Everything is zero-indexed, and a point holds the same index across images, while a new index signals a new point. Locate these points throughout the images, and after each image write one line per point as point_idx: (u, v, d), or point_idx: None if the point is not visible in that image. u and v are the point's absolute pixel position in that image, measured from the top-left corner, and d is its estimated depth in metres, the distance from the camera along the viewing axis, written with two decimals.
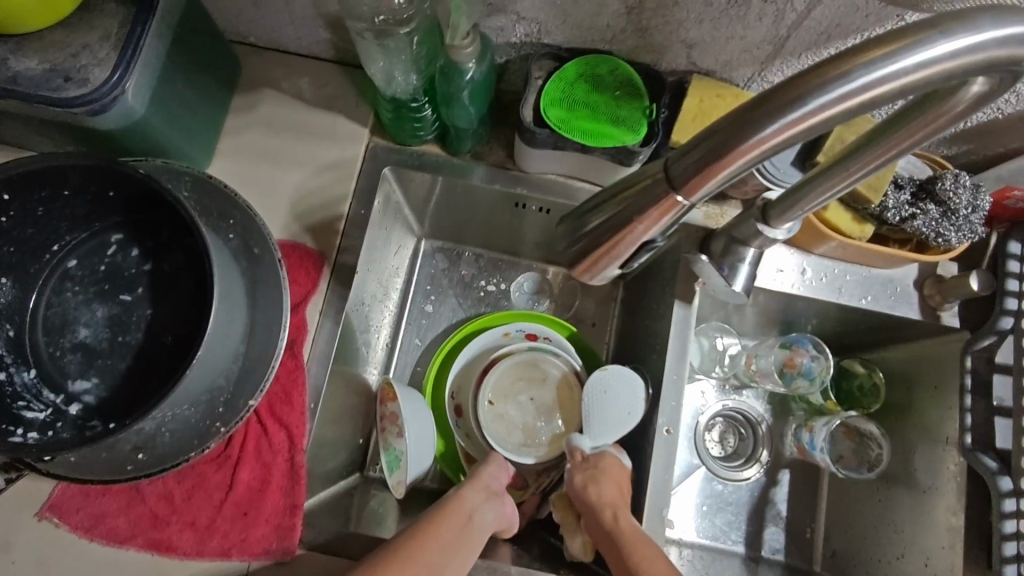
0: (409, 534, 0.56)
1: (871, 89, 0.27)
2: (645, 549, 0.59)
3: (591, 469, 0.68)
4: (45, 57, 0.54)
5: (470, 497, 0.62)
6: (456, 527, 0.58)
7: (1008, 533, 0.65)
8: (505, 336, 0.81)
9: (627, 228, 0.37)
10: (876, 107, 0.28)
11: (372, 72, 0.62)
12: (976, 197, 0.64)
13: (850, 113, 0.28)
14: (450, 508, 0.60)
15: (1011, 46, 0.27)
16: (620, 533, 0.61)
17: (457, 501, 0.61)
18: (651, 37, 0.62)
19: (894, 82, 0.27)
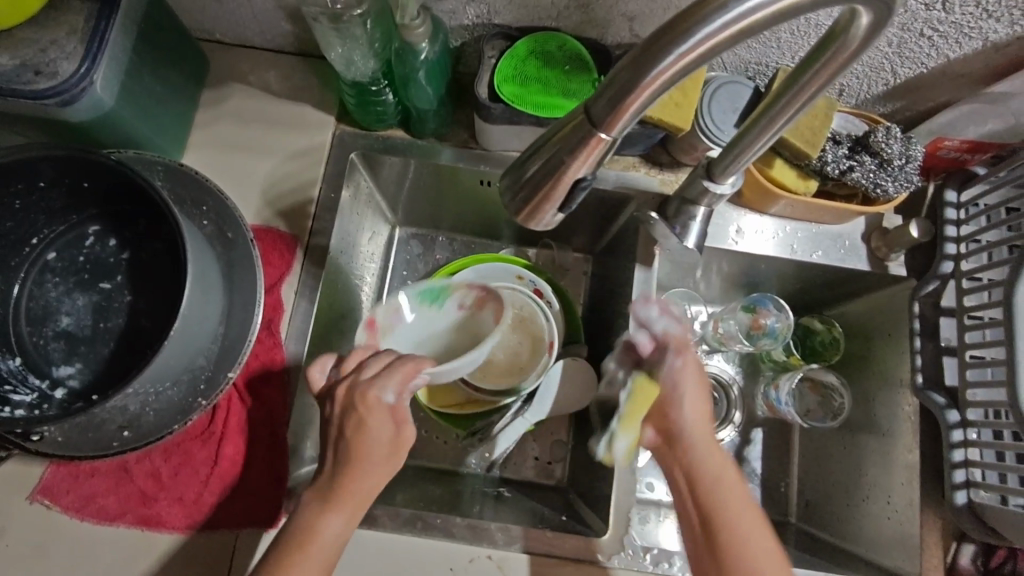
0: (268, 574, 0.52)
1: (745, 18, 0.31)
2: (741, 507, 0.57)
3: (694, 378, 0.62)
4: (15, 53, 0.57)
5: (328, 527, 0.55)
6: (317, 564, 0.53)
7: (957, 461, 0.68)
8: (519, 278, 0.86)
9: (560, 170, 0.39)
10: (756, 32, 0.32)
11: (332, 57, 0.66)
12: (908, 147, 0.69)
13: (733, 41, 0.32)
14: (307, 538, 0.54)
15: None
16: (717, 482, 0.58)
17: (318, 528, 0.55)
18: (594, 12, 0.65)
19: (762, 12, 0.31)
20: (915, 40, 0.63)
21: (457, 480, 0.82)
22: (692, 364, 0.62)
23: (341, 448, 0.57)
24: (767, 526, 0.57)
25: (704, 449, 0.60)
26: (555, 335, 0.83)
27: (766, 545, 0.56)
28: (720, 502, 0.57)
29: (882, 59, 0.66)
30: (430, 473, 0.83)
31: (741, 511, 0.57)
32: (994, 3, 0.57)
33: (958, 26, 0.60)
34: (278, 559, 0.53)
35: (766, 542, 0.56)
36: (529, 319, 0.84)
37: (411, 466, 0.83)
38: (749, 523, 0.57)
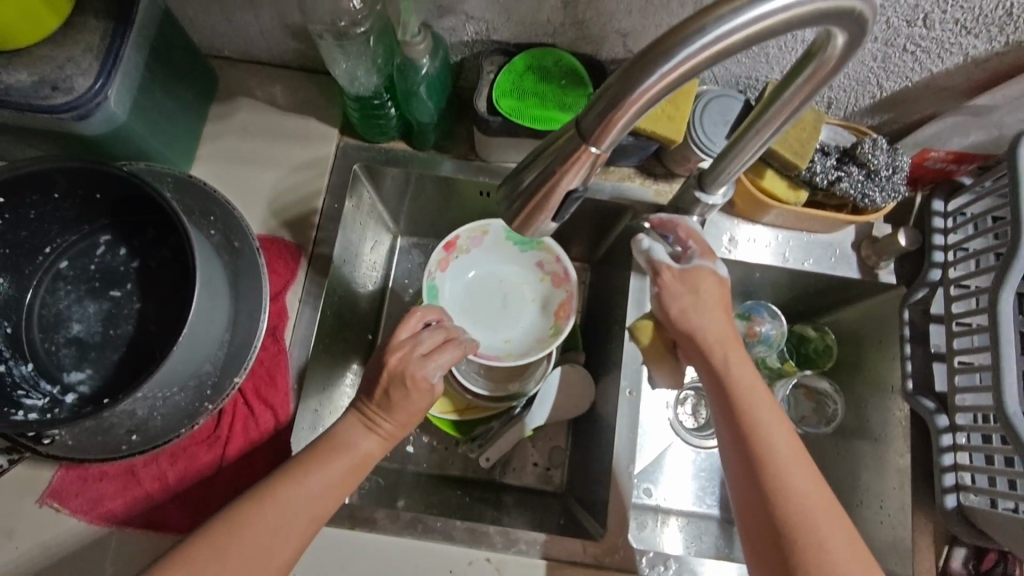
0: (292, 464, 0.57)
1: (722, 40, 0.33)
2: (776, 427, 0.56)
3: (713, 294, 0.64)
4: (33, 70, 0.59)
5: (359, 441, 0.60)
6: (341, 469, 0.58)
7: (947, 465, 0.70)
8: (546, 260, 0.84)
9: (552, 182, 0.40)
10: (734, 53, 0.35)
11: (336, 73, 0.68)
12: (894, 158, 0.70)
13: (713, 60, 0.34)
14: (335, 446, 0.59)
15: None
16: (750, 400, 0.58)
17: (346, 437, 0.60)
18: (589, 29, 0.68)
19: (739, 33, 0.33)
20: (899, 55, 0.65)
21: (457, 486, 0.83)
22: (715, 290, 0.64)
23: (383, 399, 0.61)
24: (805, 453, 0.56)
25: (738, 366, 0.60)
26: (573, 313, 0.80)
27: (809, 468, 0.55)
28: (756, 423, 0.56)
29: (868, 73, 0.69)
30: (430, 478, 0.84)
31: (778, 433, 0.56)
32: (972, 20, 0.59)
33: (939, 42, 0.63)
34: (308, 457, 0.58)
35: (806, 469, 0.54)
36: (556, 293, 0.84)
37: (412, 471, 0.84)
38: (787, 446, 0.55)
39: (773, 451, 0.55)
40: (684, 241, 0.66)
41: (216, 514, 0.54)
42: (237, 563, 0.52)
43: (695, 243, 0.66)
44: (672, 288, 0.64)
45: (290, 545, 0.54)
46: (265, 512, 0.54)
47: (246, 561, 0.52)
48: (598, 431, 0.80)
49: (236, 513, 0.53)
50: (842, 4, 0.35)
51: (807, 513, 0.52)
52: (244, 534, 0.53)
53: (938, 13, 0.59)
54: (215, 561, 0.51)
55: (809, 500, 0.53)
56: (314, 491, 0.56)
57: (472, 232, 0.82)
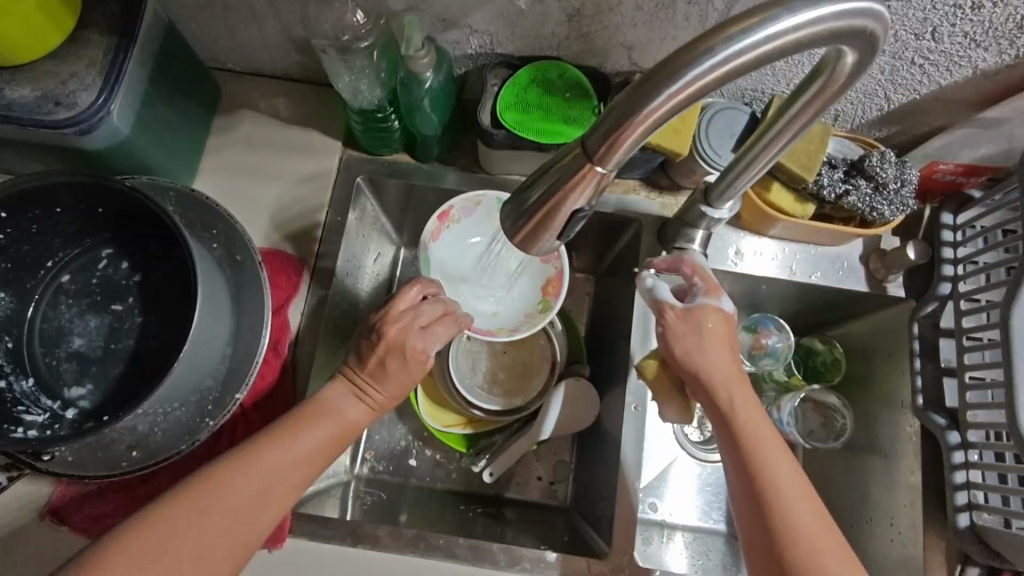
0: (281, 424, 0.56)
1: (730, 62, 0.33)
2: (785, 473, 0.54)
3: (720, 334, 0.61)
4: (37, 85, 0.59)
5: (343, 403, 0.60)
6: (328, 432, 0.58)
7: (959, 483, 0.68)
8: None
9: (557, 201, 0.39)
10: (742, 74, 0.34)
11: (339, 86, 0.68)
12: (903, 171, 0.70)
13: (720, 81, 0.34)
14: (323, 410, 0.59)
15: (845, 17, 0.34)
16: (756, 445, 0.55)
17: (336, 401, 0.60)
18: (594, 42, 0.68)
19: (746, 55, 0.33)
20: (907, 68, 0.65)
21: (460, 501, 0.82)
22: (722, 332, 0.61)
23: (377, 369, 0.61)
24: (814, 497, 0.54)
25: (744, 409, 0.58)
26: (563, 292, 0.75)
27: (818, 515, 0.53)
28: (765, 470, 0.54)
29: (875, 86, 0.68)
30: (433, 493, 0.83)
31: (786, 478, 0.54)
32: (982, 34, 0.59)
33: (948, 55, 0.62)
34: (296, 418, 0.57)
35: (814, 514, 0.53)
36: (546, 266, 0.77)
37: (414, 486, 0.83)
38: (794, 491, 0.54)
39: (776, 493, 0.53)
40: (691, 277, 0.65)
41: (200, 467, 0.53)
42: (221, 518, 0.50)
43: (700, 279, 0.64)
44: (678, 327, 0.62)
45: (274, 509, 0.53)
46: (251, 467, 0.53)
47: (229, 515, 0.51)
48: (602, 446, 0.79)
49: (221, 466, 0.53)
50: (854, 23, 0.34)
51: (814, 559, 0.51)
52: (222, 491, 0.51)
53: (947, 27, 0.59)
54: (194, 508, 0.50)
55: (818, 547, 0.51)
56: (296, 455, 0.55)
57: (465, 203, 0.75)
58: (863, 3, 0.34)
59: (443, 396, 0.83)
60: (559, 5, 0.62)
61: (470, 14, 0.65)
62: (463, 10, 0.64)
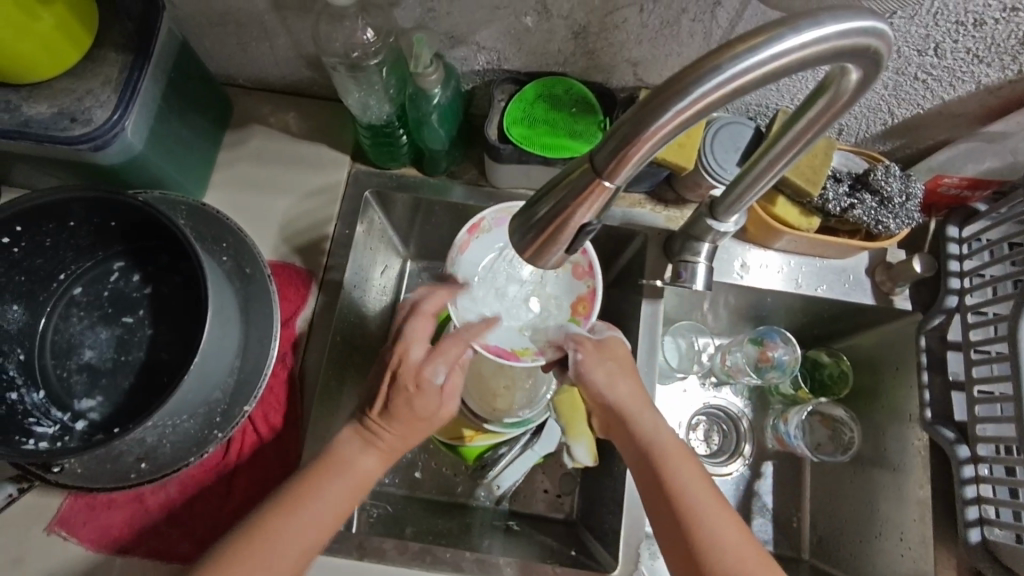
0: (290, 490, 0.57)
1: (737, 79, 0.33)
2: (697, 485, 0.57)
3: (619, 363, 0.67)
4: (54, 102, 0.61)
5: (353, 457, 0.60)
6: (339, 489, 0.58)
7: (970, 498, 0.68)
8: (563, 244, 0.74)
9: (566, 215, 0.40)
10: (749, 91, 0.34)
11: (348, 102, 0.69)
12: (907, 185, 0.70)
13: (727, 98, 0.34)
14: (334, 465, 0.59)
15: (850, 36, 0.34)
16: (666, 461, 0.58)
17: (345, 455, 0.60)
18: (599, 58, 0.68)
19: (753, 73, 0.33)
20: (910, 83, 0.65)
21: (466, 513, 0.82)
22: (621, 359, 0.67)
23: (386, 414, 0.61)
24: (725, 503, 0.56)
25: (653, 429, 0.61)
26: (597, 313, 0.71)
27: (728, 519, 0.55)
28: (675, 484, 0.57)
29: (879, 101, 0.69)
30: (439, 507, 0.83)
31: (698, 488, 0.56)
32: (984, 50, 0.59)
33: (951, 70, 0.63)
34: (306, 479, 0.58)
35: (727, 520, 0.55)
36: (578, 286, 0.74)
37: (420, 498, 0.83)
38: (713, 511, 0.55)
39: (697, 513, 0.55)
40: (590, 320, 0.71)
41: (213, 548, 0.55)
42: None
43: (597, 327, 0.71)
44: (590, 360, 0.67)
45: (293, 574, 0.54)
46: (264, 545, 0.54)
47: None
48: (608, 459, 0.79)
49: (231, 543, 0.54)
50: (859, 42, 0.35)
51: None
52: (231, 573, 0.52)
53: (949, 44, 0.60)
54: None
55: (735, 553, 0.53)
56: (306, 518, 0.56)
57: (498, 212, 0.73)
58: (867, 23, 0.35)
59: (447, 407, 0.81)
60: (565, 23, 0.63)
61: (477, 31, 0.66)
62: (470, 28, 0.65)
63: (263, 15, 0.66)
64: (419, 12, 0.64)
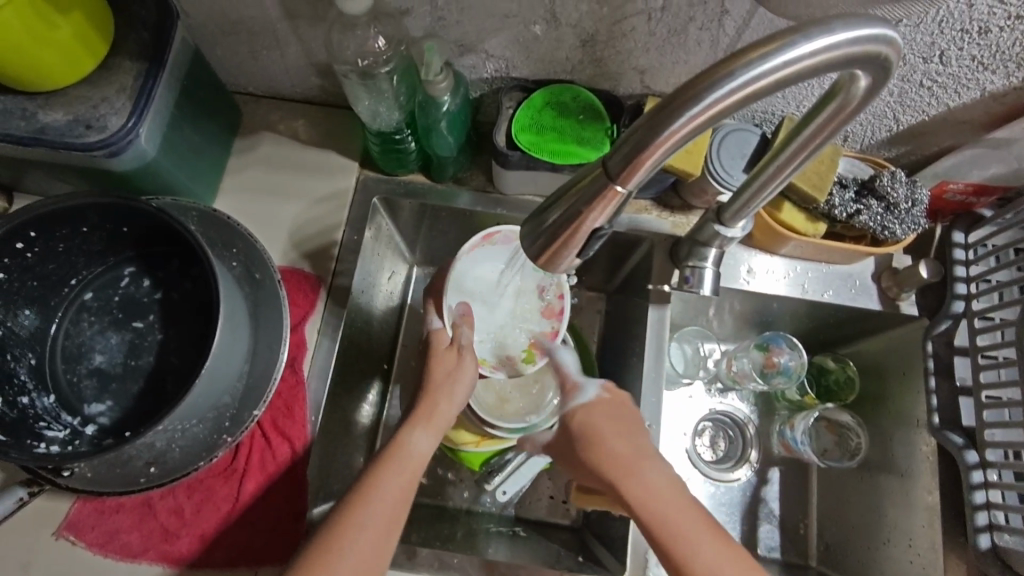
0: (360, 482, 0.57)
1: (750, 85, 0.34)
2: (712, 543, 0.54)
3: (613, 421, 0.66)
4: (69, 109, 0.61)
5: (415, 440, 0.62)
6: (408, 471, 0.59)
7: (978, 504, 0.68)
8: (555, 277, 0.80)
9: (579, 219, 0.40)
10: (760, 97, 0.35)
11: (358, 109, 0.70)
12: (913, 191, 0.71)
13: (740, 104, 0.35)
14: (396, 452, 0.60)
15: (861, 42, 0.35)
16: (681, 524, 0.55)
17: (405, 444, 0.61)
18: (607, 66, 0.69)
19: (766, 79, 0.34)
20: (916, 90, 0.66)
21: (473, 519, 0.82)
22: (605, 411, 0.68)
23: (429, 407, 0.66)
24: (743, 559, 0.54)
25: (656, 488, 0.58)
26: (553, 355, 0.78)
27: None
28: (674, 544, 0.54)
29: (884, 108, 0.69)
30: (445, 513, 0.83)
31: (698, 541, 0.54)
32: (989, 57, 0.60)
33: (956, 77, 0.63)
34: (372, 469, 0.58)
35: (745, 571, 0.53)
36: (543, 323, 0.80)
37: (426, 503, 0.83)
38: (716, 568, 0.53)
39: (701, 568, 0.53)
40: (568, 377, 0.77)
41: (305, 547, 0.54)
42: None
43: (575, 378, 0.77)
44: (597, 421, 0.67)
45: (388, 548, 0.55)
46: (351, 530, 0.54)
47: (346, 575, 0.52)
48: None
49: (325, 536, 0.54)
50: (869, 48, 0.35)
51: None
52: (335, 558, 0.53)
53: (955, 51, 0.60)
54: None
55: None
56: (387, 495, 0.56)
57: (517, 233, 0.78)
58: (877, 30, 0.35)
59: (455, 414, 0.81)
60: (574, 31, 0.64)
61: (486, 39, 0.67)
62: (479, 36, 0.66)
63: (275, 23, 0.67)
64: (429, 20, 0.64)
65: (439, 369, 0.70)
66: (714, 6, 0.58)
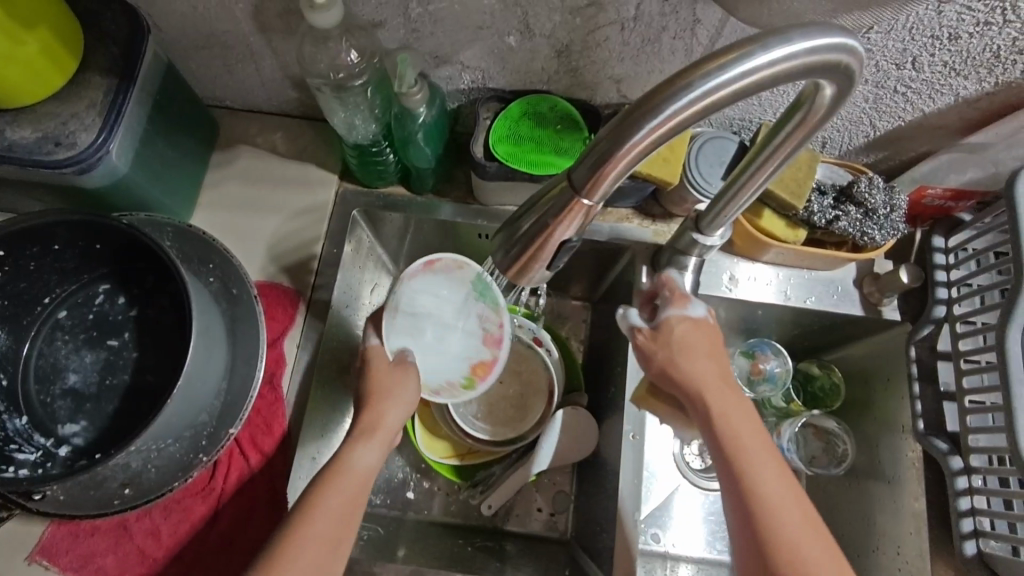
0: (304, 498, 0.53)
1: (709, 96, 0.34)
2: (778, 484, 0.51)
3: (698, 350, 0.58)
4: (38, 126, 0.61)
5: (356, 456, 0.57)
6: (349, 486, 0.55)
7: (964, 509, 0.67)
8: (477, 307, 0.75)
9: (546, 232, 0.40)
10: (722, 107, 0.35)
11: (334, 122, 0.70)
12: (891, 197, 0.71)
13: (701, 114, 0.35)
14: (335, 472, 0.56)
15: (819, 52, 0.35)
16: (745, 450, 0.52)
17: (345, 460, 0.57)
18: (582, 75, 0.69)
19: (725, 89, 0.34)
20: (890, 96, 0.66)
21: (459, 535, 0.81)
22: (691, 323, 0.60)
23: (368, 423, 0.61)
24: (804, 498, 0.51)
25: (736, 417, 0.54)
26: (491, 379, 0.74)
27: (805, 513, 0.50)
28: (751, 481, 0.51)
29: (860, 114, 0.69)
30: (431, 528, 0.82)
31: (772, 484, 0.51)
32: (960, 63, 0.60)
33: (929, 83, 0.64)
34: (311, 489, 0.54)
35: (797, 500, 0.50)
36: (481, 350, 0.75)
37: (412, 519, 0.82)
38: (785, 506, 0.50)
39: (769, 501, 0.50)
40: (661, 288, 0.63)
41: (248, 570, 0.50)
42: None
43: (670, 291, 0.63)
44: (684, 341, 0.59)
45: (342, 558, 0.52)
46: (298, 548, 0.50)
47: None
48: (600, 476, 0.78)
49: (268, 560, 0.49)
50: (830, 57, 0.35)
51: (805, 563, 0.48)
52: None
53: (926, 57, 0.60)
54: None
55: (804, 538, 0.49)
56: (332, 507, 0.53)
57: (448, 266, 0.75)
58: (837, 39, 0.35)
59: (441, 427, 0.81)
60: (548, 41, 0.64)
61: (461, 51, 0.67)
62: (454, 48, 0.66)
63: (248, 37, 0.67)
64: (402, 32, 0.65)
65: (388, 407, 0.63)
66: (686, 15, 0.58)
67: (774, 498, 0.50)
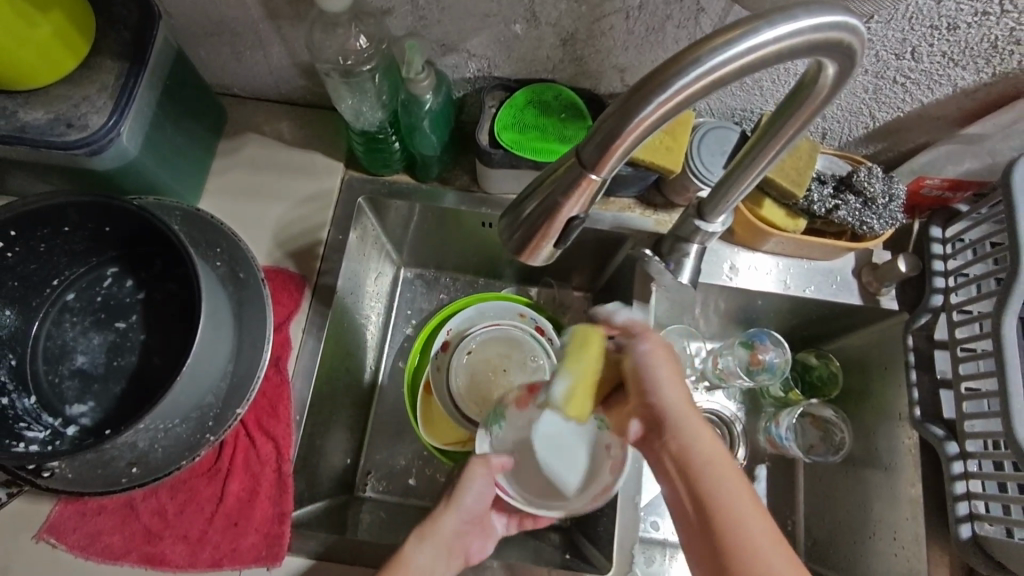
0: None
1: (716, 71, 0.35)
2: (737, 495, 0.52)
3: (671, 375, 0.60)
4: (50, 108, 0.61)
5: (417, 555, 0.64)
6: None
7: (959, 494, 0.68)
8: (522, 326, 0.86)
9: (555, 210, 0.41)
10: (726, 84, 0.36)
11: (341, 109, 0.71)
12: (890, 186, 0.72)
13: (707, 90, 0.36)
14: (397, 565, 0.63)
15: (822, 29, 0.35)
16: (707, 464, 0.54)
17: (405, 557, 0.64)
18: (587, 64, 0.70)
19: (732, 64, 0.35)
20: (889, 87, 0.67)
21: None
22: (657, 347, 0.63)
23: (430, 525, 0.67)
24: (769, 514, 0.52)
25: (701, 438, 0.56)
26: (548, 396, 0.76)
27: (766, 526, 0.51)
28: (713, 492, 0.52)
29: (859, 105, 0.71)
30: None
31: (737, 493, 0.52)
32: (959, 53, 0.61)
33: (928, 73, 0.65)
34: None
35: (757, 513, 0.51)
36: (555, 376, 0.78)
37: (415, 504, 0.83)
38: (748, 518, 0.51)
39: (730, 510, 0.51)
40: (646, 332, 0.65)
41: None
42: None
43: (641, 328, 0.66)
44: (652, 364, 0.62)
45: None
46: None
47: None
48: None
49: None
50: (831, 36, 0.36)
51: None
52: None
53: (925, 47, 0.62)
54: None
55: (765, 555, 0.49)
56: None
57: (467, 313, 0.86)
58: (839, 17, 0.36)
59: (444, 415, 0.81)
60: (553, 30, 0.65)
61: (468, 39, 0.68)
62: (461, 35, 0.67)
63: (257, 24, 0.68)
64: (410, 20, 0.65)
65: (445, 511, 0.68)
66: (690, 4, 0.59)
67: (736, 506, 0.51)
